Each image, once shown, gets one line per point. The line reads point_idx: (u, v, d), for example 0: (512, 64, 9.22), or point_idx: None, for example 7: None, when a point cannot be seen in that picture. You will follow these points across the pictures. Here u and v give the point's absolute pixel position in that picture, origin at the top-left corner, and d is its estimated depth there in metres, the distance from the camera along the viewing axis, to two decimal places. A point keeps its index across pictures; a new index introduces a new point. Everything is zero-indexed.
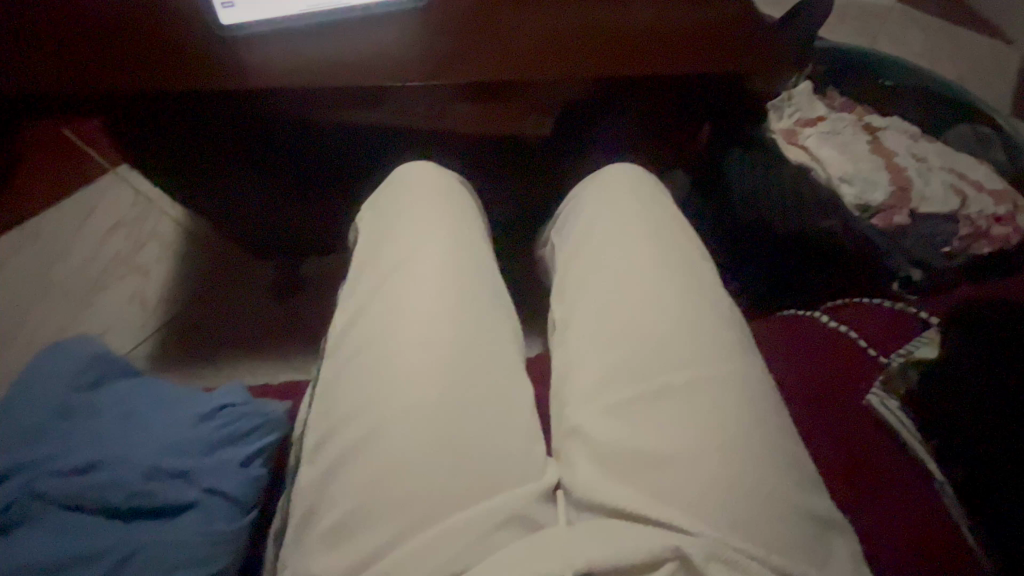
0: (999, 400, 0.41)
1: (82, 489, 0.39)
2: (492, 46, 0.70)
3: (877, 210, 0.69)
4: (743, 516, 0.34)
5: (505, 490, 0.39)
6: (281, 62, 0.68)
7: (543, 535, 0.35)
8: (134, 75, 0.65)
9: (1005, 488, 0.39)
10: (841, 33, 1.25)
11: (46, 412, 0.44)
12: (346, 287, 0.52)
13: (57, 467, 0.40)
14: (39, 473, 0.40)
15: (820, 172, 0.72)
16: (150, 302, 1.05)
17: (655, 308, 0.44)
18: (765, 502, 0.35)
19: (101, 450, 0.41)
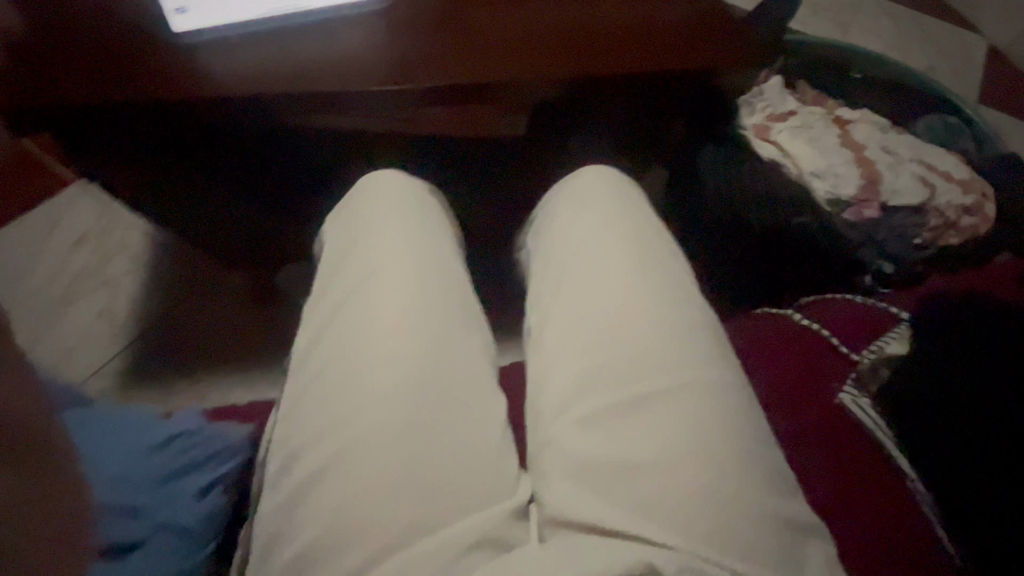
0: (972, 403, 0.41)
1: None
2: (459, 46, 0.69)
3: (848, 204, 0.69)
4: (717, 527, 0.34)
5: (476, 510, 0.38)
6: (240, 69, 0.66)
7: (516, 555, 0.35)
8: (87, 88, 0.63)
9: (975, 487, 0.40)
10: (813, 25, 1.26)
11: None
12: (310, 303, 0.51)
13: None
14: None
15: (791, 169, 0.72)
16: (117, 318, 1.01)
17: (628, 315, 0.43)
18: (738, 511, 0.34)
19: None
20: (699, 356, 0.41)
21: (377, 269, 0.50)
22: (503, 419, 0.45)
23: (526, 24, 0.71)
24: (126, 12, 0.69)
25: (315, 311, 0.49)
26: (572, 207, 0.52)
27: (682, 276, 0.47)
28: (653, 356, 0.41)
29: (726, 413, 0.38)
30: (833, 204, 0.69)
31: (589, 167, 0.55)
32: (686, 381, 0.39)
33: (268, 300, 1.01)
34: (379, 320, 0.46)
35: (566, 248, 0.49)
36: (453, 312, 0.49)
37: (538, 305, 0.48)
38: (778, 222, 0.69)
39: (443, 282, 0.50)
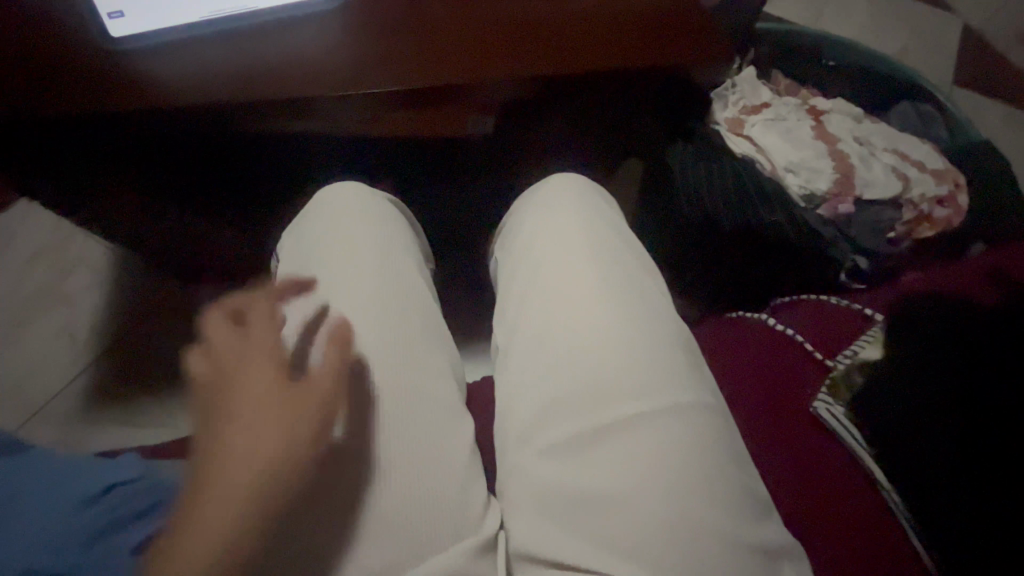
0: (939, 416, 0.40)
1: None
2: (418, 45, 0.66)
3: (822, 199, 0.68)
4: (681, 558, 0.33)
5: (442, 549, 0.38)
6: (184, 76, 0.62)
7: None
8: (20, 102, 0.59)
9: (944, 501, 0.39)
10: (788, 8, 1.24)
11: None
12: (267, 327, 0.48)
13: None
14: None
15: (763, 167, 0.71)
16: (80, 335, 0.97)
17: (595, 334, 0.41)
18: (704, 540, 0.34)
19: None
20: (669, 376, 0.39)
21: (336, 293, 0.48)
22: (470, 446, 0.43)
23: (490, 20, 0.67)
24: (59, 18, 0.64)
25: (269, 336, 0.47)
26: (538, 219, 0.50)
27: (652, 289, 0.45)
28: (619, 379, 0.39)
29: (694, 437, 0.37)
30: (806, 200, 0.69)
31: (556, 175, 0.53)
32: (654, 405, 0.38)
33: None
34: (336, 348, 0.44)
35: (530, 263, 0.47)
36: (414, 334, 0.47)
37: (503, 324, 0.46)
38: (752, 221, 0.69)
39: (403, 302, 0.48)
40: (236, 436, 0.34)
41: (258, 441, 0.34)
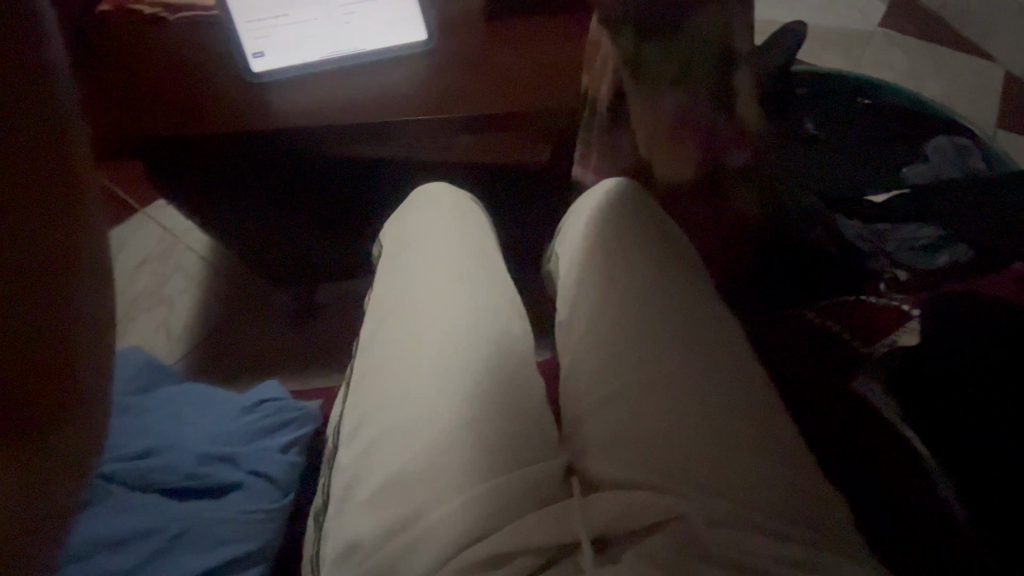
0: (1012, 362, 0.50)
1: (146, 470, 0.45)
2: (491, 81, 0.74)
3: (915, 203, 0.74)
4: (726, 487, 0.44)
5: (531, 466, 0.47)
6: (300, 104, 0.72)
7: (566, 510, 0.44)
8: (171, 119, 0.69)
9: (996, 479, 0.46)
10: (826, 58, 1.29)
11: None
12: (405, 210, 0.66)
13: (119, 453, 0.46)
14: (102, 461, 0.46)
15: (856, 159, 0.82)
16: (176, 331, 1.09)
17: (650, 335, 0.54)
18: (747, 486, 0.44)
19: (153, 440, 0.48)
20: (705, 362, 0.51)
21: (441, 284, 0.57)
22: (553, 440, 0.51)
23: (557, 55, 0.75)
24: (198, 49, 0.74)
25: (385, 302, 0.58)
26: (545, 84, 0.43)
27: (701, 316, 0.55)
28: (663, 374, 0.51)
29: (733, 394, 0.49)
30: (866, 222, 0.77)
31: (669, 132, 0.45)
32: (685, 390, 0.49)
33: (313, 316, 1.08)
34: (427, 357, 0.51)
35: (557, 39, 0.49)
36: (486, 323, 0.54)
37: (595, 337, 0.55)
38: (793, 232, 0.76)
39: (498, 289, 0.58)
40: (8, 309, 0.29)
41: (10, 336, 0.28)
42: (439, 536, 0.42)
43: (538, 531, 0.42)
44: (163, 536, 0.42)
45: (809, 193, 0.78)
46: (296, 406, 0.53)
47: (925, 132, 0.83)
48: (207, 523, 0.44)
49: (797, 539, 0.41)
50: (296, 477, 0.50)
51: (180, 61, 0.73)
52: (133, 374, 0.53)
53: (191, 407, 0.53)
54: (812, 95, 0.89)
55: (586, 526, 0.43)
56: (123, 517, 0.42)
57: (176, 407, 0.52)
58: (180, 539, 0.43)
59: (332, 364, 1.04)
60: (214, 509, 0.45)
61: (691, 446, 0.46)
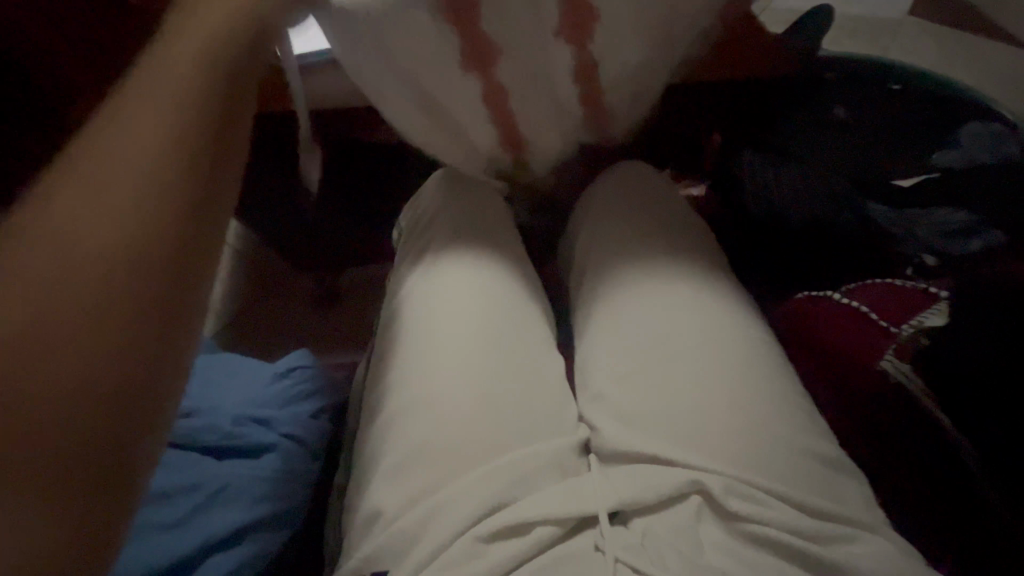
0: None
1: (184, 429, 0.47)
2: None
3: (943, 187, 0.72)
4: (749, 460, 0.44)
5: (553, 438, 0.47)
6: (325, 88, 0.73)
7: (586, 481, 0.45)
8: None
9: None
10: (852, 46, 1.27)
11: None
12: (429, 190, 0.67)
13: None
14: None
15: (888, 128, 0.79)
16: (202, 314, 1.11)
17: (672, 313, 0.54)
18: (769, 459, 0.44)
19: (190, 401, 0.49)
20: (727, 339, 0.51)
21: (465, 261, 0.58)
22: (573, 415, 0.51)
23: None
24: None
25: (408, 279, 0.59)
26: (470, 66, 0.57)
27: (722, 296, 0.55)
28: (685, 351, 0.51)
29: (755, 370, 0.49)
30: (890, 206, 0.75)
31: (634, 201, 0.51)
32: (706, 366, 0.49)
33: (335, 302, 1.10)
34: (450, 333, 0.52)
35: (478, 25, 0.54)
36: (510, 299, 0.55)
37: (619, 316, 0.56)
38: (819, 216, 0.74)
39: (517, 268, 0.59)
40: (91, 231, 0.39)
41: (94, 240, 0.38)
42: (462, 505, 0.42)
43: (557, 504, 0.43)
44: (202, 492, 0.43)
45: (836, 177, 0.77)
46: (326, 375, 0.54)
47: (956, 116, 0.81)
48: (243, 481, 0.45)
49: (821, 514, 0.41)
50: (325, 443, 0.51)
51: None
52: None
53: (224, 372, 0.54)
54: (839, 80, 0.87)
55: (606, 500, 0.44)
56: (167, 474, 0.44)
57: (209, 371, 0.53)
58: (218, 495, 0.44)
59: (354, 348, 1.06)
60: (249, 469, 0.46)
61: (714, 422, 0.46)
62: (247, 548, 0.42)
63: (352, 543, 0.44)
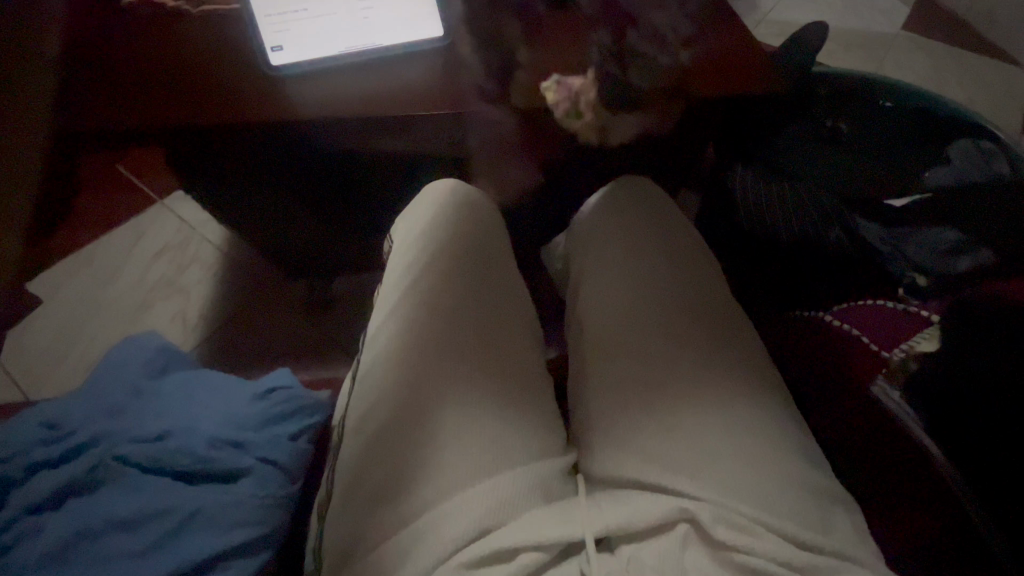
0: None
1: (159, 452, 0.45)
2: (508, 76, 0.73)
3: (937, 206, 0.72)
4: (736, 489, 0.43)
5: (538, 463, 0.46)
6: (317, 97, 0.72)
7: (571, 508, 0.44)
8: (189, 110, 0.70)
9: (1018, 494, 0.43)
10: (847, 60, 1.27)
11: (120, 393, 0.51)
12: (420, 204, 0.66)
13: (134, 435, 0.47)
14: (118, 442, 0.46)
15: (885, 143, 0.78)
16: (191, 320, 1.10)
17: (662, 335, 0.53)
18: (756, 487, 0.43)
19: (167, 423, 0.48)
20: (717, 362, 0.51)
21: (454, 278, 0.57)
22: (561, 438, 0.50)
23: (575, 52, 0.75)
24: (220, 42, 0.74)
25: (393, 293, 0.57)
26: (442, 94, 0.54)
27: (714, 316, 0.55)
28: (674, 374, 0.50)
29: (744, 395, 0.48)
30: (881, 225, 0.75)
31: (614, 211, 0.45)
32: (696, 390, 0.49)
33: (326, 310, 1.09)
34: (437, 353, 0.51)
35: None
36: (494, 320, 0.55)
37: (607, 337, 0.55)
38: (811, 234, 0.74)
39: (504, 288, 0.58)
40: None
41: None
42: (442, 531, 0.41)
43: (542, 525, 0.42)
44: (174, 518, 0.42)
45: (825, 195, 0.77)
46: (309, 395, 0.53)
47: (950, 134, 0.81)
48: (216, 506, 0.43)
49: (809, 546, 0.40)
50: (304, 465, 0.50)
51: (201, 52, 0.74)
52: (149, 358, 0.54)
53: (204, 392, 0.52)
54: (834, 96, 0.87)
55: (592, 524, 0.43)
56: (138, 498, 0.43)
57: (189, 391, 0.52)
58: (190, 522, 0.42)
59: (344, 358, 1.05)
60: (223, 493, 0.44)
61: (705, 448, 0.45)
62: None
63: (329, 571, 0.43)
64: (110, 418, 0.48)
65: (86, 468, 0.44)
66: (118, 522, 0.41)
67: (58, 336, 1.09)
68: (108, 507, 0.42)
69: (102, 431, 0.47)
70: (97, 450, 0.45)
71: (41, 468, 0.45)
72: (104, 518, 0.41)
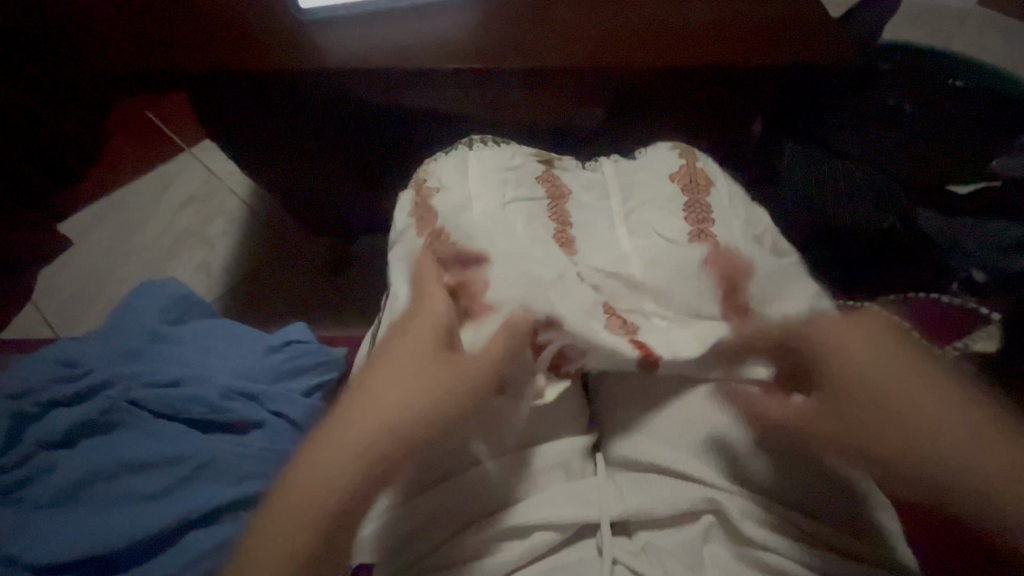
0: None
1: (175, 398, 0.45)
2: (547, 37, 0.69)
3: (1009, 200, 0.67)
4: (762, 483, 0.42)
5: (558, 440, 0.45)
6: (348, 46, 0.69)
7: (592, 486, 0.43)
8: (214, 54, 0.68)
9: None
10: (911, 36, 1.17)
11: (139, 336, 0.50)
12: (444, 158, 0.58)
13: (151, 379, 0.46)
14: (134, 385, 0.46)
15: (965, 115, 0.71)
16: (215, 272, 1.11)
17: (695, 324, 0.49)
18: (782, 483, 0.42)
19: (184, 370, 0.47)
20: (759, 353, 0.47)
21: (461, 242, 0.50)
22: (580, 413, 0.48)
23: (618, 22, 0.71)
24: None
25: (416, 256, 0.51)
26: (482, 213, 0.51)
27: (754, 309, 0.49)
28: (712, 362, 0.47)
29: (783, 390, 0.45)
30: (942, 215, 0.71)
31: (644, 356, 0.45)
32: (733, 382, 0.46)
33: (346, 270, 1.08)
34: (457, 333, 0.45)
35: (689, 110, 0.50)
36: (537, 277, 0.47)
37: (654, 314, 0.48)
38: (862, 219, 0.69)
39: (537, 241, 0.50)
40: (366, 420, 0.38)
41: (321, 501, 0.36)
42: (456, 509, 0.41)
43: (561, 508, 0.41)
44: (187, 465, 0.42)
45: (886, 179, 0.71)
46: (326, 350, 0.52)
47: None
48: (228, 457, 0.43)
49: (834, 547, 0.39)
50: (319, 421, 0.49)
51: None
52: (167, 303, 0.53)
53: (220, 341, 0.52)
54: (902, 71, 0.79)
55: (610, 507, 0.42)
56: (153, 443, 0.43)
57: (206, 339, 0.51)
58: (202, 470, 0.42)
59: (365, 319, 1.05)
60: (238, 443, 0.44)
61: (736, 439, 0.43)
62: (229, 524, 0.41)
63: None
64: (127, 360, 0.48)
65: (101, 409, 0.44)
66: (132, 465, 0.41)
67: (87, 280, 1.11)
68: (123, 449, 0.42)
69: (116, 372, 0.47)
70: (115, 391, 0.45)
71: (58, 405, 0.45)
72: (118, 460, 0.41)
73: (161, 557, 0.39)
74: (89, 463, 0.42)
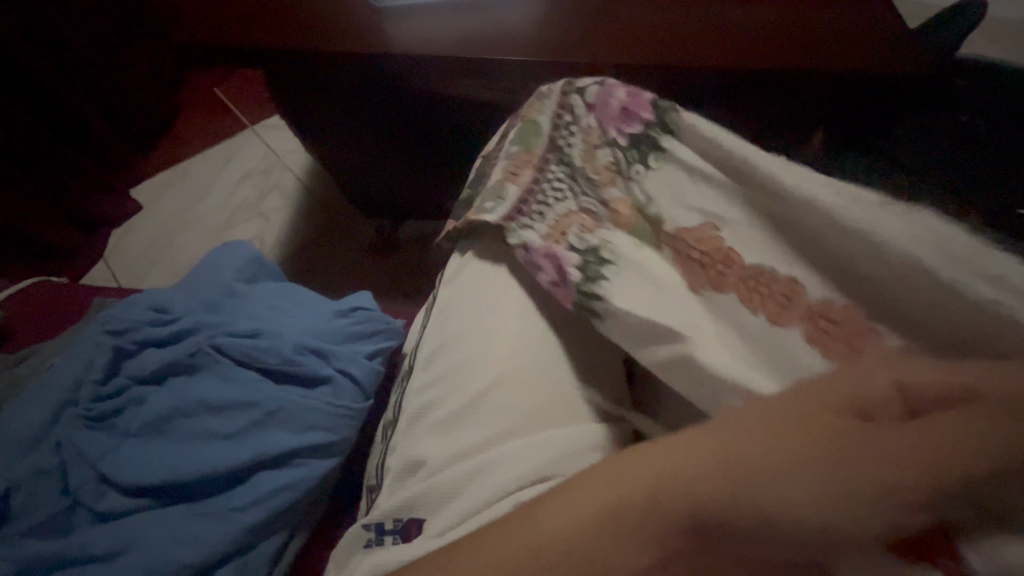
0: None
1: (250, 349, 0.48)
2: (610, 35, 0.70)
3: None
4: None
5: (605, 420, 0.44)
6: (415, 33, 0.72)
7: None
8: (293, 35, 0.71)
9: None
10: (990, 51, 1.12)
11: (219, 291, 0.54)
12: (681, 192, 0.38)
13: (230, 330, 0.49)
14: (215, 333, 0.49)
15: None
16: (268, 243, 1.16)
17: None
18: None
19: (260, 324, 0.51)
20: None
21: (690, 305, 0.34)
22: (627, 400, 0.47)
23: (682, 25, 0.71)
24: None
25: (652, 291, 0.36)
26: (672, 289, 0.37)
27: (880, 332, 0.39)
28: None
29: None
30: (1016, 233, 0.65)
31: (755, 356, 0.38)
32: None
33: (390, 251, 1.12)
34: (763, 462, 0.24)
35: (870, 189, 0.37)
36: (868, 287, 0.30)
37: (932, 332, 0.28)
38: None
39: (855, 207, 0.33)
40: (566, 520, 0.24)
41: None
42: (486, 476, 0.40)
43: None
44: (259, 411, 0.45)
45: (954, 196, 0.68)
46: (386, 319, 0.54)
47: None
48: (296, 407, 0.46)
49: None
50: (377, 384, 0.51)
51: None
52: (244, 264, 0.57)
53: (291, 302, 0.55)
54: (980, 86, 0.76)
55: None
56: (230, 387, 0.46)
57: (279, 299, 0.54)
58: (271, 417, 0.45)
59: (405, 298, 1.08)
60: (305, 395, 0.47)
61: None
62: (293, 469, 0.44)
63: (394, 481, 0.43)
64: (207, 311, 0.52)
65: (187, 352, 0.48)
66: (212, 405, 0.45)
67: (152, 241, 1.18)
68: (205, 390, 0.46)
69: (199, 320, 0.50)
70: (198, 337, 0.49)
71: (149, 345, 0.49)
72: (201, 398, 0.45)
73: (232, 491, 0.43)
74: (175, 399, 0.46)
